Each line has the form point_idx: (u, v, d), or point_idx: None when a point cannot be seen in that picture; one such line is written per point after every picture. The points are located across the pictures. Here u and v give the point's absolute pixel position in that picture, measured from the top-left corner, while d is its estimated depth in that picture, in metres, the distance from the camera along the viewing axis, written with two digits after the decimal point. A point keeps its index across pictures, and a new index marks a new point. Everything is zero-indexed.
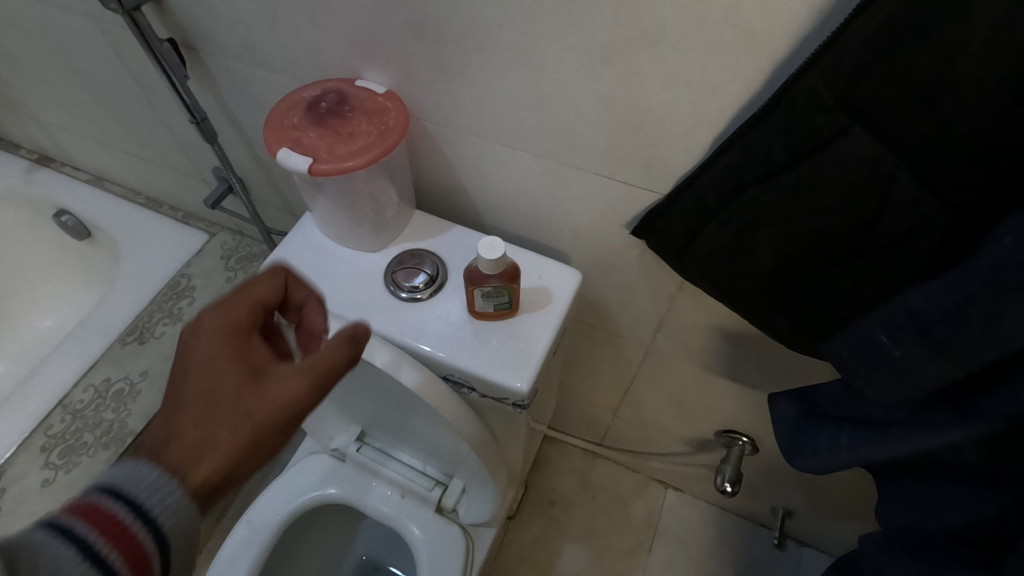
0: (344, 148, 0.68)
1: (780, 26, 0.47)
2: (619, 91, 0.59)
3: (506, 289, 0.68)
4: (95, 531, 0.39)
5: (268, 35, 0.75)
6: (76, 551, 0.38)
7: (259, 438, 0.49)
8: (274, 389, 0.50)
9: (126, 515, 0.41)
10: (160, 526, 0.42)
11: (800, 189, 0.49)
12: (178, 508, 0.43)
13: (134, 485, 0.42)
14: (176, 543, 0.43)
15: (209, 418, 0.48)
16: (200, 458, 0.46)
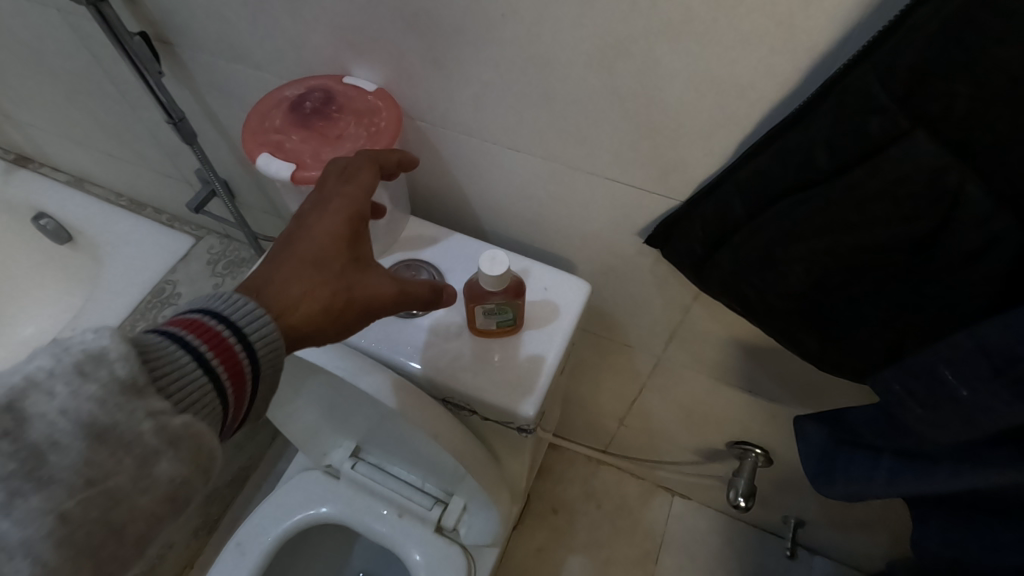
0: (331, 152, 0.61)
1: (825, 16, 0.41)
2: (636, 88, 0.53)
3: (510, 307, 0.63)
4: (201, 341, 0.41)
5: (247, 28, 0.69)
6: (187, 358, 0.40)
7: (341, 323, 0.51)
8: (369, 282, 0.52)
9: (226, 331, 0.43)
10: (253, 344, 0.44)
11: (846, 199, 0.44)
12: (272, 335, 0.45)
13: (231, 307, 0.44)
14: (272, 364, 0.45)
15: (308, 279, 0.49)
16: (292, 311, 0.48)
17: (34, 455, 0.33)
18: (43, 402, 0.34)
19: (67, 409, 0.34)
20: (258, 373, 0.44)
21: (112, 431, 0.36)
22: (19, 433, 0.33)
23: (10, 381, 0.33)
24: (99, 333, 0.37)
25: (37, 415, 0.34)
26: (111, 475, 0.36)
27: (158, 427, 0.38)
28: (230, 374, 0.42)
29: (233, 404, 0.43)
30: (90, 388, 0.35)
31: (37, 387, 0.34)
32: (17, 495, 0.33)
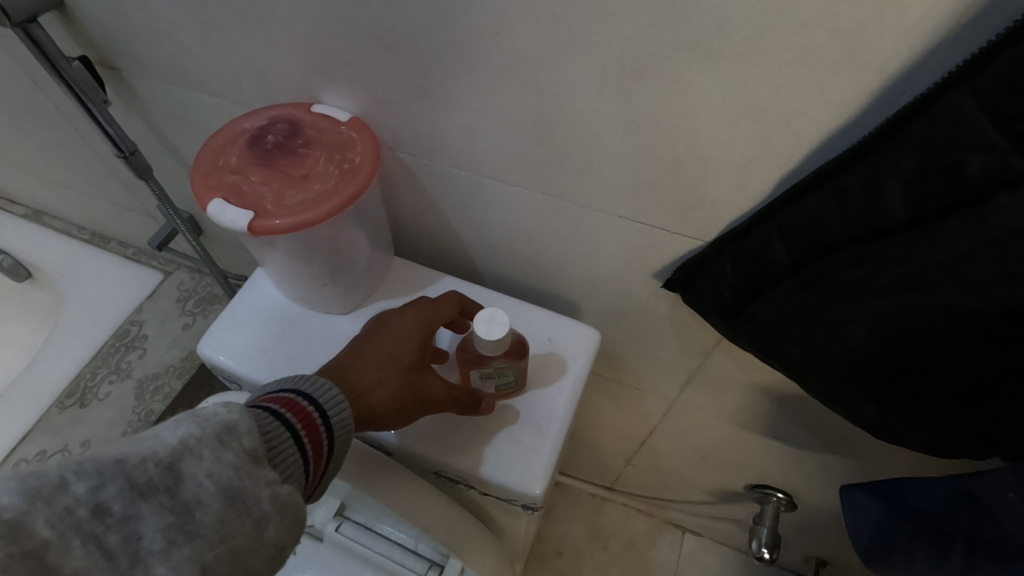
0: (296, 196, 0.52)
1: (901, 29, 0.33)
2: (659, 117, 0.44)
3: (511, 371, 0.55)
4: (294, 418, 0.41)
5: (202, 51, 0.60)
6: (287, 436, 0.40)
7: (395, 420, 0.52)
8: (429, 385, 0.54)
9: (315, 410, 0.43)
10: (331, 425, 0.44)
11: (931, 252, 0.36)
12: (348, 419, 0.45)
13: (318, 389, 0.44)
14: (342, 444, 0.45)
15: (379, 372, 0.52)
16: (367, 395, 0.51)
17: (184, 511, 0.32)
18: (193, 465, 0.33)
19: (213, 473, 0.33)
20: (331, 451, 0.44)
21: (242, 496, 0.34)
22: (174, 491, 0.32)
23: (166, 444, 0.32)
24: (228, 406, 0.37)
25: (188, 476, 0.32)
26: (237, 536, 0.33)
27: (273, 493, 0.35)
28: (313, 456, 0.42)
29: (310, 482, 0.42)
30: (229, 454, 0.34)
31: (188, 449, 0.33)
32: (170, 548, 0.31)
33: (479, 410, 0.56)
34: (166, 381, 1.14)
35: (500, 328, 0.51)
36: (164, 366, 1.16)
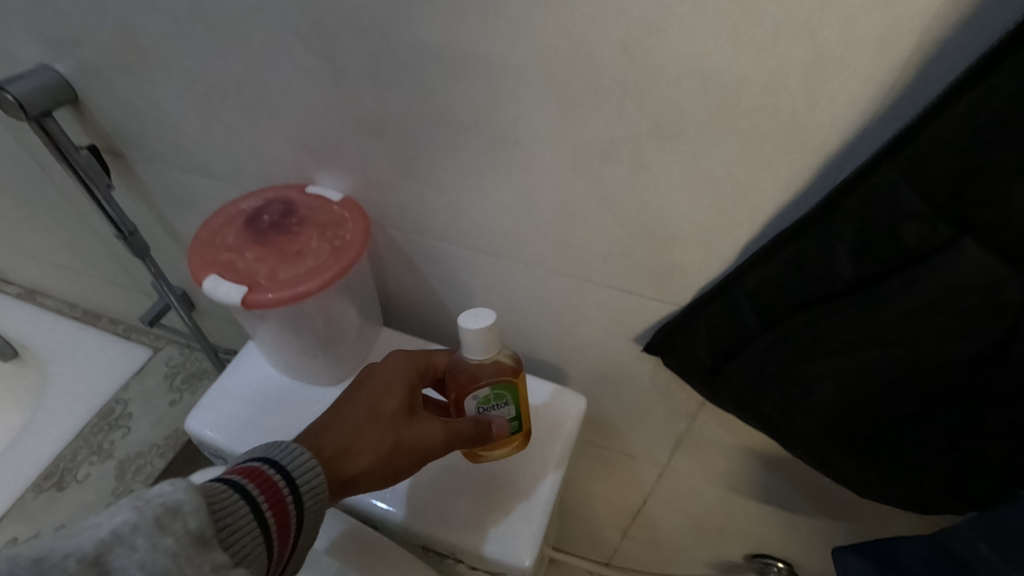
0: (289, 271, 0.55)
1: (831, 113, 0.37)
2: (628, 193, 0.48)
3: (505, 391, 0.54)
4: (257, 490, 0.41)
5: (206, 139, 0.64)
6: (246, 510, 0.40)
7: (385, 476, 0.51)
8: (418, 428, 0.53)
9: (280, 481, 0.43)
10: (300, 494, 0.44)
11: (878, 312, 0.38)
12: (322, 485, 0.45)
13: (287, 454, 0.44)
14: (314, 514, 0.45)
15: (363, 428, 0.51)
16: (346, 455, 0.50)
17: None
18: (124, 555, 0.32)
19: (146, 562, 0.32)
20: (301, 522, 0.44)
21: None
22: None
23: (96, 537, 0.32)
24: (177, 484, 0.37)
25: (117, 569, 0.32)
26: None
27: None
28: (276, 530, 0.42)
29: (276, 555, 0.42)
30: (167, 540, 0.33)
31: (119, 539, 0.32)
32: None
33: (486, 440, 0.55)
34: (148, 461, 1.11)
35: (485, 320, 0.51)
36: (148, 445, 1.12)
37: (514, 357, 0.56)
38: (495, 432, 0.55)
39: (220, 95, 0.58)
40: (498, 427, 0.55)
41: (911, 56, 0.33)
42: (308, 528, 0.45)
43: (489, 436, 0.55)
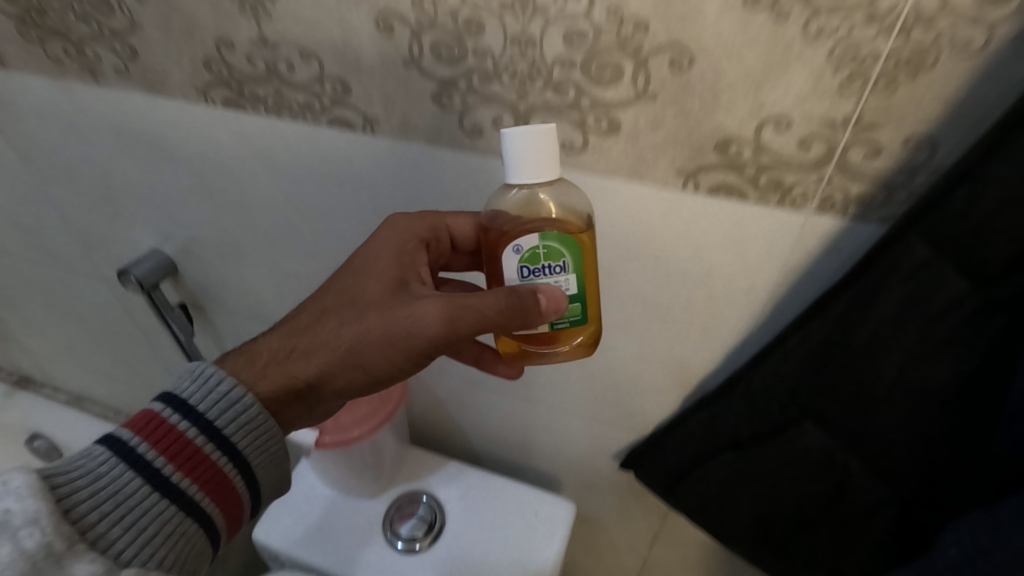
0: (347, 416, 0.73)
1: (727, 326, 0.56)
2: (600, 359, 0.67)
3: (561, 242, 0.45)
4: (144, 444, 0.47)
5: (277, 303, 0.83)
6: (124, 475, 0.45)
7: (357, 376, 0.51)
8: (395, 325, 0.49)
9: (182, 415, 0.48)
10: (206, 416, 0.48)
11: (767, 458, 0.56)
12: (250, 402, 0.49)
13: (194, 383, 0.49)
14: (241, 427, 0.49)
15: (325, 328, 0.51)
16: (302, 355, 0.51)
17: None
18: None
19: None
20: (218, 441, 0.49)
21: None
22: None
23: None
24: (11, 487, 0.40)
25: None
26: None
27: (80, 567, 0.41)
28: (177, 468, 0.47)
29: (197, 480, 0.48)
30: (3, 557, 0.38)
31: None
32: None
33: (522, 328, 0.45)
34: None
35: (540, 128, 0.44)
36: None
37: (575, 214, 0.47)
38: (529, 316, 0.44)
39: (295, 278, 0.77)
40: (537, 309, 0.44)
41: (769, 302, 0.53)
42: (246, 444, 0.50)
43: (518, 321, 0.45)
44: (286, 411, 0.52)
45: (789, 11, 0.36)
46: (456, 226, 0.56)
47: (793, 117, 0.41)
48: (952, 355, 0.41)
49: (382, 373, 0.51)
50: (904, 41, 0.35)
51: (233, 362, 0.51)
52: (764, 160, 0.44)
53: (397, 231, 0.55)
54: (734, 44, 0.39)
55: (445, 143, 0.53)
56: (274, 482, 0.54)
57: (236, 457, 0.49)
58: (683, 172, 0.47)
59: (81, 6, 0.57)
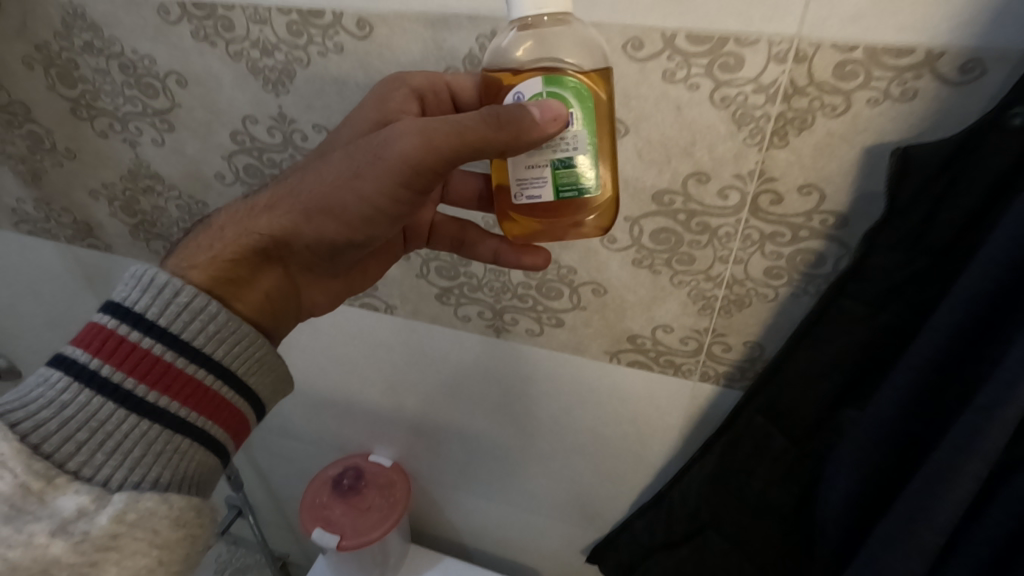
0: (363, 522, 0.90)
1: (654, 452, 0.76)
2: (564, 474, 0.85)
3: (568, 90, 0.40)
4: (100, 361, 0.44)
5: (302, 426, 1.00)
6: (84, 401, 0.43)
7: (327, 224, 0.52)
8: (360, 158, 0.48)
9: (141, 330, 0.45)
10: (169, 327, 0.46)
11: (687, 559, 0.72)
12: (216, 312, 0.48)
13: (145, 293, 0.46)
14: (205, 316, 0.47)
15: (288, 184, 0.53)
16: (268, 211, 0.53)
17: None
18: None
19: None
20: (184, 341, 0.46)
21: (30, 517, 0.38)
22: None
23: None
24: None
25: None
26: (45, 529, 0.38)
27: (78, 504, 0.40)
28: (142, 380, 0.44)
29: (171, 389, 0.46)
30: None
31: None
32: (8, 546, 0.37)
33: (513, 143, 0.40)
34: None
35: None
36: None
37: (594, 65, 0.43)
38: (525, 129, 0.40)
39: (320, 407, 0.95)
40: (531, 121, 0.40)
41: (679, 439, 0.73)
42: (222, 350, 0.48)
43: (515, 145, 0.40)
44: (248, 283, 0.53)
45: (661, 271, 0.59)
46: (455, 84, 0.54)
47: (674, 326, 0.62)
48: (786, 488, 0.60)
49: (353, 217, 0.51)
50: (730, 291, 0.57)
51: (182, 244, 0.52)
52: (660, 348, 0.65)
53: (377, 88, 0.55)
54: (631, 283, 0.61)
55: (444, 323, 0.74)
56: (269, 384, 0.53)
57: (212, 364, 0.48)
58: (609, 352, 0.68)
59: (183, 223, 0.79)
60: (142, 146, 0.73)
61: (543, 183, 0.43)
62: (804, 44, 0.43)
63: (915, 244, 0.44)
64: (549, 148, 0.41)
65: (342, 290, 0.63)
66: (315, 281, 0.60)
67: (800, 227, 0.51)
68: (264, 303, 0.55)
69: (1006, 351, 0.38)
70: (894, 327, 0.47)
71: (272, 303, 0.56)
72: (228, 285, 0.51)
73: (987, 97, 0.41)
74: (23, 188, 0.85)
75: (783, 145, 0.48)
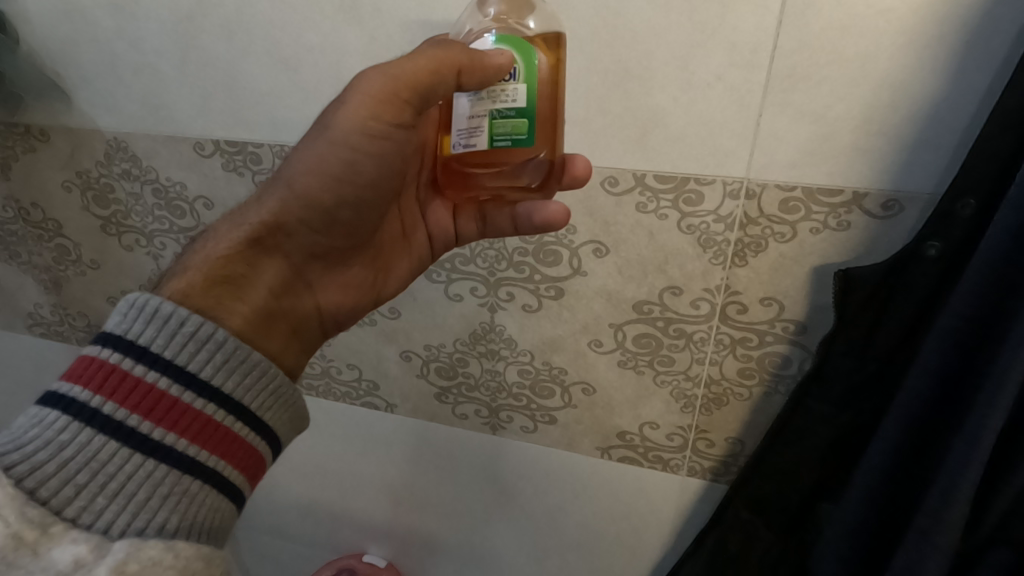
0: None
1: (647, 548, 0.77)
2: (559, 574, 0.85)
3: (515, 43, 0.40)
4: (98, 395, 0.36)
5: (296, 527, 0.99)
6: (86, 437, 0.35)
7: (311, 185, 0.47)
8: (326, 115, 0.47)
9: (145, 364, 0.37)
10: (176, 359, 0.37)
11: None
12: (225, 337, 0.39)
13: (146, 321, 0.38)
14: (213, 340, 0.39)
15: (270, 177, 0.49)
16: (252, 207, 0.47)
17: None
18: None
19: None
20: (192, 373, 0.38)
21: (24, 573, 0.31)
22: None
23: None
24: None
25: None
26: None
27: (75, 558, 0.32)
28: (144, 415, 0.36)
29: (179, 422, 0.37)
30: None
31: None
32: None
33: (471, 65, 0.40)
34: None
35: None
36: None
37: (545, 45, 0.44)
38: (477, 57, 0.40)
39: (315, 507, 0.95)
40: (479, 52, 0.40)
41: (670, 535, 0.75)
42: (231, 383, 0.39)
43: (469, 69, 0.40)
44: (247, 287, 0.44)
45: (644, 371, 0.64)
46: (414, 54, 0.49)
47: (659, 422, 0.66)
48: None
49: (333, 163, 0.46)
50: (708, 390, 0.62)
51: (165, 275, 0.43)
52: (648, 443, 0.68)
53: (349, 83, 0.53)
54: (617, 384, 0.66)
55: (442, 420, 0.78)
56: (288, 422, 0.44)
57: (223, 399, 0.39)
58: (600, 448, 0.71)
59: None
60: (165, 259, 0.79)
61: (479, 133, 0.41)
62: (753, 184, 0.51)
63: (864, 352, 0.50)
64: (488, 98, 0.40)
65: (363, 299, 0.54)
66: (327, 291, 0.51)
67: (766, 334, 0.57)
68: (270, 315, 0.44)
69: (952, 435, 0.42)
70: (858, 423, 0.52)
71: (279, 316, 0.45)
72: (223, 290, 0.42)
73: (908, 229, 0.49)
74: (43, 294, 0.90)
75: (744, 264, 0.55)
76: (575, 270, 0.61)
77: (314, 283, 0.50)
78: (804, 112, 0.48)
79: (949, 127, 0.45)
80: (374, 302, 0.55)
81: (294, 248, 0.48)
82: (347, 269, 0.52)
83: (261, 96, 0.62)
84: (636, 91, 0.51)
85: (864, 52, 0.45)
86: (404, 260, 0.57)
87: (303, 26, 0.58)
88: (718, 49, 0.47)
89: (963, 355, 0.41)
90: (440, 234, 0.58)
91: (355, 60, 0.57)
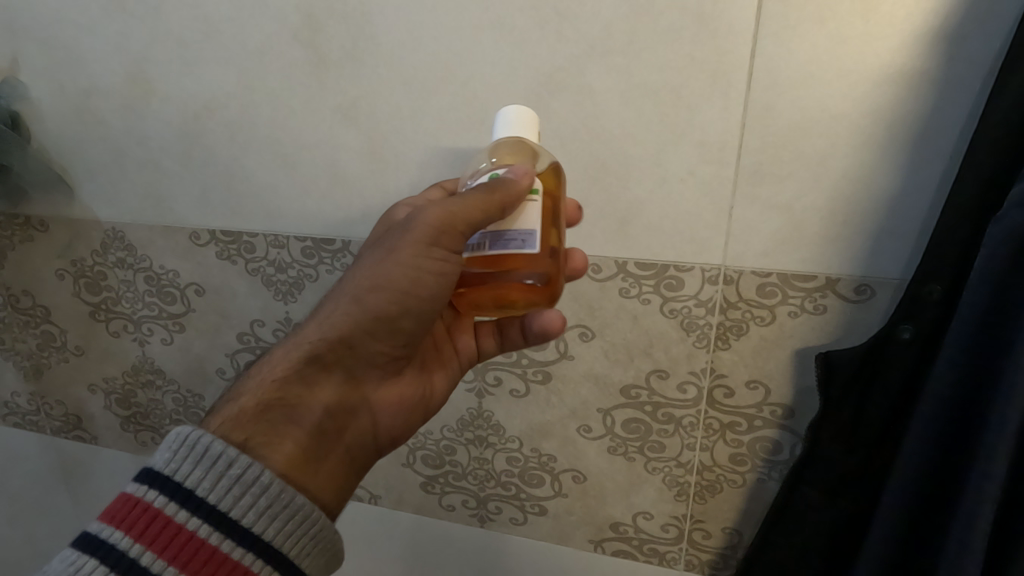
0: None
1: None
2: None
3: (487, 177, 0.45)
4: (140, 544, 0.35)
5: None
6: None
7: (377, 300, 0.45)
8: (391, 240, 0.46)
9: (188, 509, 0.36)
10: (219, 507, 0.36)
11: None
12: (269, 480, 0.38)
13: (195, 463, 0.37)
14: (260, 488, 0.38)
15: (330, 294, 0.47)
16: (314, 326, 0.45)
17: None
18: None
19: None
20: (236, 521, 0.37)
21: None
22: None
23: None
24: None
25: None
26: None
27: None
28: (183, 567, 0.35)
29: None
30: None
31: None
32: None
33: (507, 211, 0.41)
34: None
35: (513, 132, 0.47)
36: None
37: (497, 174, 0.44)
38: (510, 185, 0.41)
39: None
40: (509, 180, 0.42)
41: None
42: (272, 529, 0.37)
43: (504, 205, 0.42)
44: (302, 408, 0.42)
45: (635, 458, 0.62)
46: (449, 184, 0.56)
47: (653, 512, 0.64)
48: None
49: (401, 280, 0.44)
50: (700, 477, 0.61)
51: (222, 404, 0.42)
52: (643, 535, 0.66)
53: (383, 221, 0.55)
54: (608, 471, 0.64)
55: (429, 513, 0.74)
56: (320, 571, 0.40)
57: (261, 545, 0.37)
58: (593, 540, 0.68)
59: (177, 415, 0.81)
60: (151, 345, 0.78)
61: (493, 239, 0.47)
62: (729, 270, 0.53)
63: (853, 437, 0.49)
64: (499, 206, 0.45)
65: (414, 412, 0.52)
66: (382, 407, 0.49)
67: (755, 417, 0.57)
68: (320, 439, 0.43)
69: (950, 523, 0.41)
70: (855, 513, 0.50)
71: (333, 438, 0.44)
72: (277, 413, 0.41)
73: (881, 312, 0.50)
74: (22, 382, 0.88)
75: (727, 347, 0.56)
76: (562, 354, 0.61)
77: (370, 398, 0.48)
78: (775, 204, 0.51)
79: (906, 216, 0.48)
80: (424, 417, 0.53)
81: (355, 363, 0.46)
82: (399, 384, 0.51)
83: (258, 188, 0.65)
84: (614, 183, 0.54)
85: (824, 150, 0.48)
86: (442, 370, 0.56)
87: (302, 126, 0.61)
88: (689, 147, 0.51)
89: (959, 428, 0.41)
90: (468, 345, 0.58)
91: (349, 156, 0.61)
